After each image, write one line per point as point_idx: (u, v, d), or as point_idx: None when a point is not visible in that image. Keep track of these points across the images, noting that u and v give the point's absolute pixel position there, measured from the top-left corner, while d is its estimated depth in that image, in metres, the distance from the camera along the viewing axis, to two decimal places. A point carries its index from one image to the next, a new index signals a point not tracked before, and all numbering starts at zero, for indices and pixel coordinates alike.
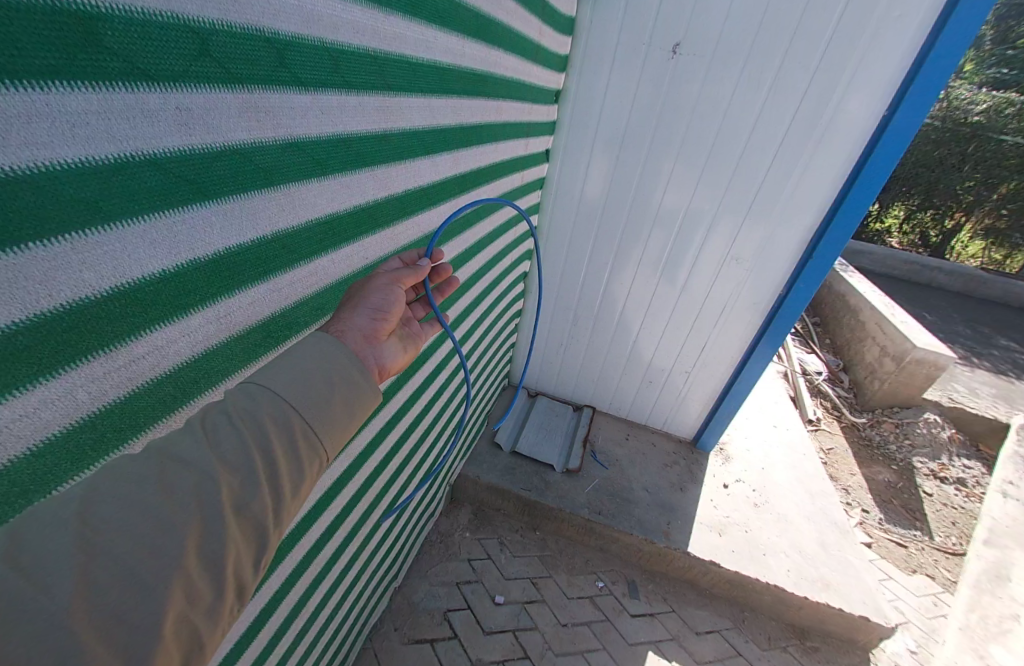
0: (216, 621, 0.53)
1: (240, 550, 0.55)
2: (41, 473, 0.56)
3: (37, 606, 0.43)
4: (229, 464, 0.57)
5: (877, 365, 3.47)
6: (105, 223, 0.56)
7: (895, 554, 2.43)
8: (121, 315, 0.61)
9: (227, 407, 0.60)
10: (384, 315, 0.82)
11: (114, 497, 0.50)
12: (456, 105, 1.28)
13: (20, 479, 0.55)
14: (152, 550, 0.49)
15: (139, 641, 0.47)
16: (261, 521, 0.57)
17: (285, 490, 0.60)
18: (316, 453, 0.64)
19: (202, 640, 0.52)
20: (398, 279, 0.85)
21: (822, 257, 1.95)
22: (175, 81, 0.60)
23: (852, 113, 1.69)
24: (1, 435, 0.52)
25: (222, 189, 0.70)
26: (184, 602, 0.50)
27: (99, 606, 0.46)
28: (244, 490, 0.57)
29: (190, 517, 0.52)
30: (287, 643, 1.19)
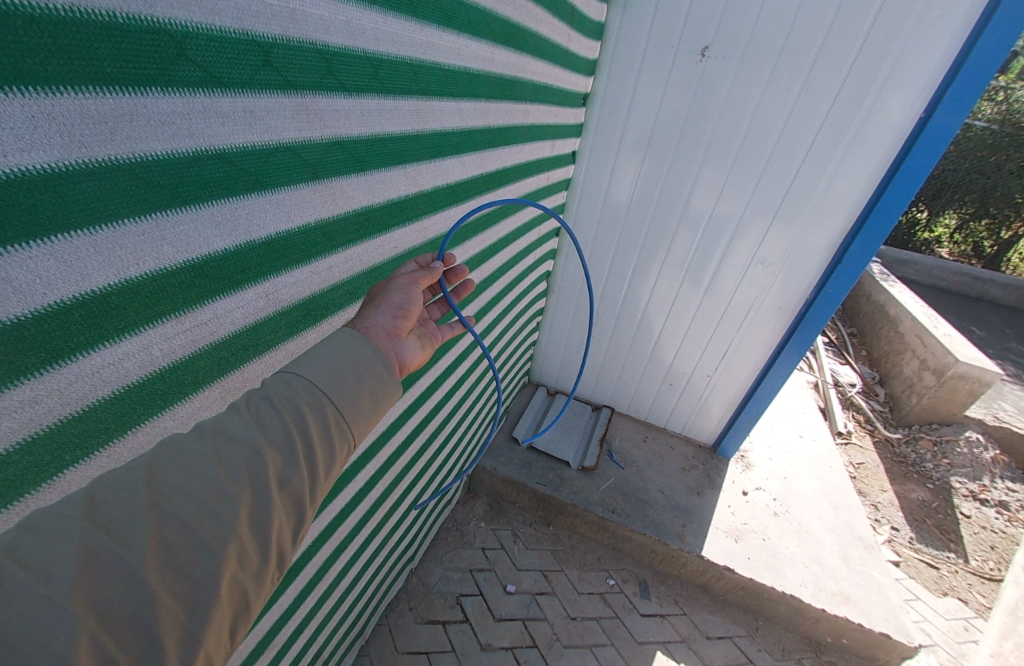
0: (262, 584, 0.58)
1: (283, 522, 0.60)
2: (122, 413, 0.68)
3: (117, 560, 0.49)
4: (273, 443, 0.62)
5: (916, 379, 3.33)
6: (181, 205, 0.66)
7: (926, 575, 2.33)
8: (191, 285, 0.71)
9: (268, 393, 0.66)
10: (404, 313, 0.89)
11: (177, 468, 0.56)
12: (485, 108, 1.35)
13: (107, 417, 0.66)
14: (210, 516, 0.54)
15: (200, 598, 0.52)
16: (300, 497, 0.62)
17: (321, 470, 0.65)
18: (346, 437, 0.68)
19: (250, 600, 0.57)
20: (416, 279, 0.93)
21: (852, 262, 1.91)
22: (243, 87, 0.69)
23: (887, 115, 1.66)
24: (90, 378, 0.62)
25: (275, 181, 0.79)
26: (237, 565, 0.55)
27: (168, 563, 0.51)
28: (286, 468, 0.62)
29: (242, 489, 0.58)
30: (310, 606, 1.29)
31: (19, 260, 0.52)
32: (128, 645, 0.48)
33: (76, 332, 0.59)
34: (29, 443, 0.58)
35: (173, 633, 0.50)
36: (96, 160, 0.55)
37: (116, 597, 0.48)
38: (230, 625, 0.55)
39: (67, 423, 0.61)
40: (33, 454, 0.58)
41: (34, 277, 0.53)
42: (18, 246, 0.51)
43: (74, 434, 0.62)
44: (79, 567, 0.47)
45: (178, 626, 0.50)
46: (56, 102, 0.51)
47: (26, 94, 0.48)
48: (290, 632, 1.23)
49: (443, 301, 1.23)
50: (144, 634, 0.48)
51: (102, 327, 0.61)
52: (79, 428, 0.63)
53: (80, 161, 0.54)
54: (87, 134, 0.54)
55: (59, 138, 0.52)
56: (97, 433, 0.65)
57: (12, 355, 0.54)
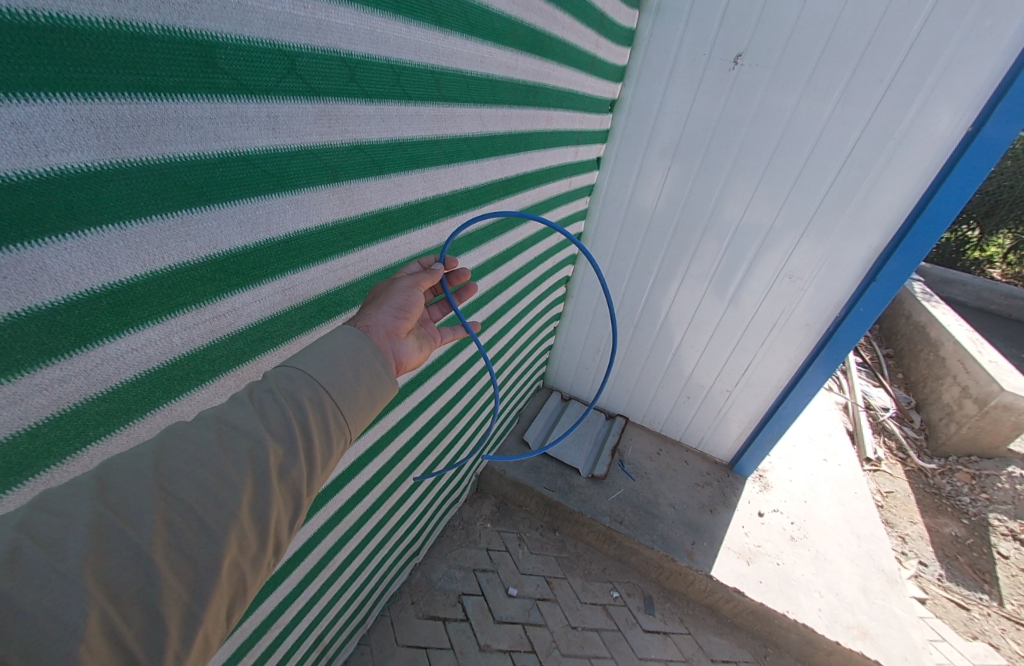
0: (259, 568, 0.61)
1: (282, 511, 0.63)
2: (143, 396, 0.72)
3: (126, 540, 0.52)
4: (275, 435, 0.64)
5: (956, 407, 3.15)
6: (205, 203, 0.70)
7: (954, 615, 2.18)
8: (211, 278, 0.75)
9: (270, 386, 0.68)
10: (405, 313, 0.91)
11: (183, 455, 0.58)
12: (506, 114, 1.36)
13: (130, 398, 0.70)
14: (214, 502, 0.57)
15: (202, 579, 0.55)
16: (298, 487, 0.65)
17: (319, 463, 0.67)
18: (343, 432, 0.71)
19: (247, 583, 0.60)
20: (417, 282, 0.97)
21: (888, 280, 1.82)
22: (268, 93, 0.72)
23: (931, 129, 1.57)
24: (114, 362, 0.66)
25: (297, 182, 0.82)
26: (237, 550, 0.58)
27: (174, 545, 0.54)
28: (286, 459, 0.64)
29: (244, 477, 0.60)
30: (313, 592, 1.33)
31: (54, 250, 0.56)
32: (134, 621, 0.50)
33: (104, 318, 0.63)
34: (56, 418, 0.62)
35: (175, 612, 0.53)
36: (127, 161, 0.59)
37: (124, 574, 0.51)
38: (228, 606, 0.58)
39: (92, 402, 0.66)
40: (60, 428, 0.63)
41: (68, 267, 0.58)
42: (53, 238, 0.55)
43: (98, 411, 0.67)
44: (90, 544, 0.50)
45: (179, 604, 0.53)
46: (94, 107, 0.54)
47: (66, 99, 0.52)
48: (293, 615, 1.28)
49: (444, 303, 1.26)
50: (148, 611, 0.51)
51: (128, 315, 0.66)
52: (104, 407, 0.67)
53: (113, 161, 0.58)
54: (121, 136, 0.57)
55: (94, 140, 0.55)
56: (119, 412, 0.69)
57: (42, 338, 0.58)
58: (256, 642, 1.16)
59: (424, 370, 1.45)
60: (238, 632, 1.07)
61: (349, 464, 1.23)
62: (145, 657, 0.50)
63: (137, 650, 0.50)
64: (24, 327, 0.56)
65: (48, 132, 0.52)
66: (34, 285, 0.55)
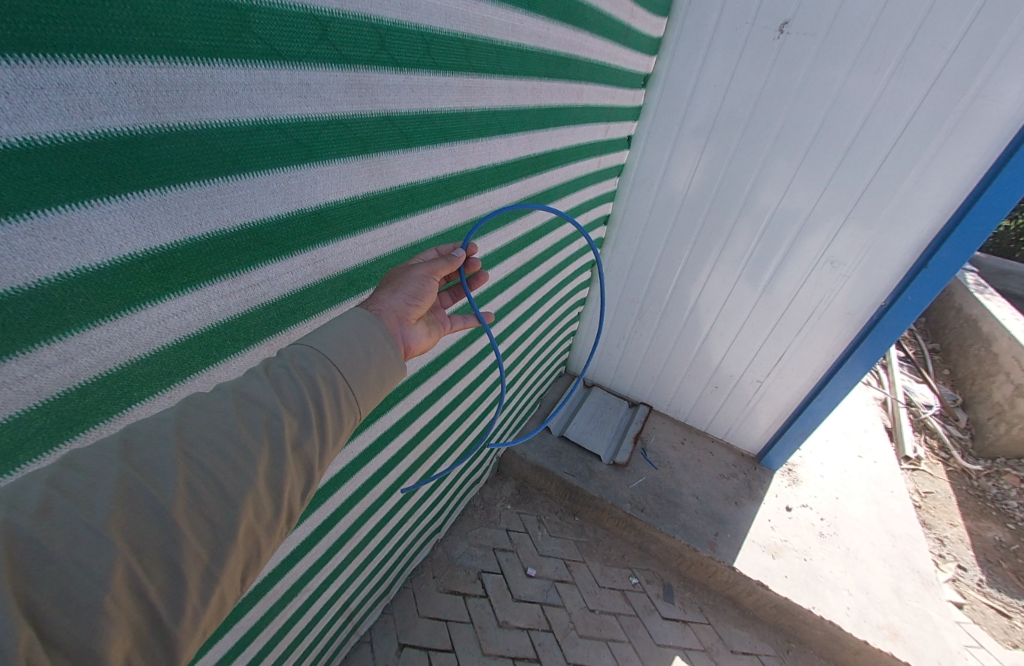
0: (273, 535, 0.63)
1: (295, 483, 0.64)
2: (185, 361, 0.74)
3: (149, 500, 0.54)
4: (290, 408, 0.66)
5: (1008, 406, 2.97)
6: (239, 171, 0.70)
7: (994, 622, 2.07)
8: (244, 247, 0.76)
9: (285, 362, 0.70)
10: (417, 301, 0.92)
11: (202, 423, 0.60)
12: (537, 87, 1.32)
13: (171, 363, 0.73)
14: (233, 469, 0.59)
15: (221, 542, 0.57)
16: (310, 460, 0.66)
17: (331, 438, 0.69)
18: (353, 409, 0.72)
19: (262, 548, 0.62)
20: (434, 270, 0.96)
21: (940, 267, 1.71)
22: (301, 60, 0.72)
23: (998, 103, 1.45)
24: (159, 326, 0.69)
25: (328, 152, 0.82)
26: (253, 516, 0.60)
27: (195, 508, 0.56)
28: (301, 432, 0.66)
29: (260, 446, 0.62)
30: (340, 560, 1.38)
31: (99, 213, 0.57)
32: (156, 578, 0.53)
33: (145, 282, 0.65)
34: (104, 377, 0.65)
35: (195, 572, 0.55)
36: (168, 125, 0.60)
37: (146, 533, 0.53)
38: (243, 569, 0.60)
39: (137, 364, 0.68)
40: (106, 388, 0.66)
41: (113, 231, 0.59)
42: (98, 200, 0.57)
43: (141, 374, 0.69)
44: (116, 501, 0.52)
45: (199, 565, 0.55)
46: (135, 70, 0.56)
47: (107, 61, 0.53)
48: (320, 581, 1.33)
49: (456, 289, 1.24)
50: (170, 568, 0.53)
51: (168, 281, 0.68)
52: (147, 369, 0.70)
53: (153, 126, 0.59)
54: (160, 101, 0.59)
55: (135, 104, 0.57)
56: (161, 376, 0.72)
57: (90, 299, 0.60)
58: (285, 604, 1.21)
59: (447, 350, 1.46)
60: (271, 592, 1.13)
61: (374, 438, 1.26)
62: (166, 613, 0.53)
63: (158, 606, 0.52)
64: (71, 287, 0.58)
65: (92, 94, 0.53)
66: (81, 246, 0.57)
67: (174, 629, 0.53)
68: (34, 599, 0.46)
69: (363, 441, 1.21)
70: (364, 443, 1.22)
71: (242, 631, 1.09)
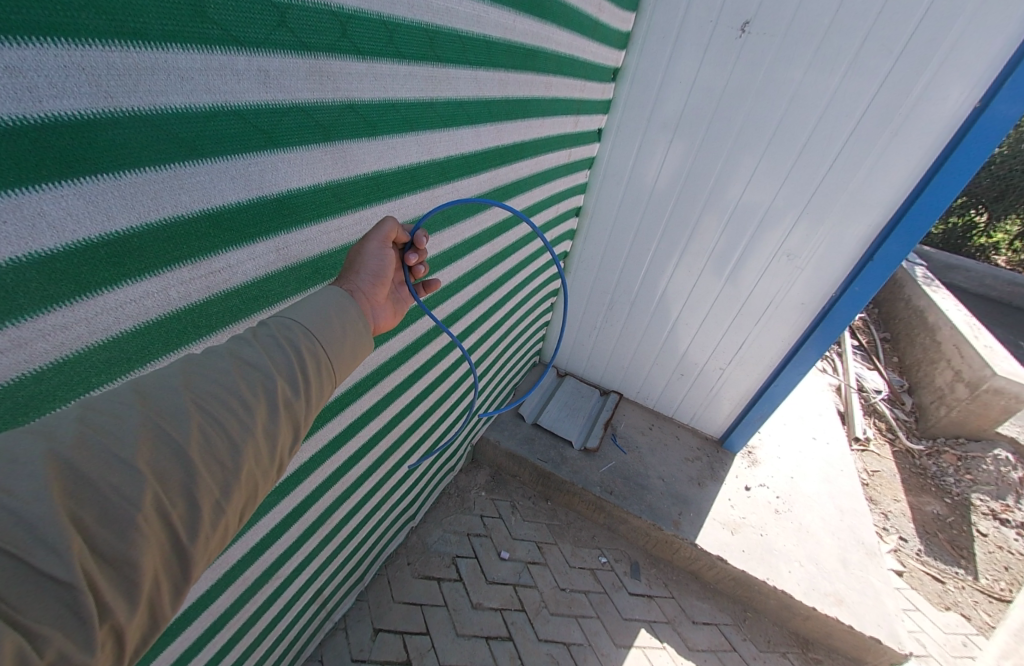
0: (267, 478, 0.65)
1: (285, 437, 0.67)
2: (142, 347, 0.74)
3: (169, 438, 0.56)
4: (281, 372, 0.68)
5: (947, 390, 3.17)
6: (196, 158, 0.70)
7: (929, 588, 2.27)
8: (205, 235, 0.76)
9: (273, 333, 0.71)
10: (380, 279, 0.94)
11: (207, 376, 0.62)
12: (503, 78, 1.34)
13: (128, 350, 0.72)
14: (236, 417, 0.61)
15: (229, 479, 0.59)
16: (296, 417, 0.68)
17: (315, 399, 0.72)
18: (331, 374, 0.74)
19: (258, 491, 0.64)
20: (385, 237, 0.94)
21: (886, 260, 1.82)
22: (258, 46, 0.73)
23: (939, 104, 1.55)
24: (116, 312, 0.68)
25: (289, 140, 0.83)
26: (253, 460, 0.62)
27: (206, 449, 0.58)
28: (290, 393, 0.68)
29: (257, 400, 0.64)
30: (313, 545, 1.39)
31: (52, 196, 0.57)
32: (178, 504, 0.55)
33: (99, 268, 0.65)
34: (59, 364, 0.65)
35: (209, 501, 0.57)
36: (120, 110, 0.60)
37: (168, 466, 0.55)
38: (242, 507, 0.62)
39: (94, 350, 0.68)
40: (62, 373, 0.66)
41: (64, 215, 0.59)
42: (50, 184, 0.57)
43: (98, 360, 0.69)
44: (141, 436, 0.54)
45: (211, 496, 0.57)
46: (85, 53, 0.55)
47: (57, 44, 0.53)
48: (292, 568, 1.34)
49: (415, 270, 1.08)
50: (189, 497, 0.55)
51: (123, 266, 0.67)
52: (103, 356, 0.70)
53: (106, 111, 0.59)
54: (112, 84, 0.58)
55: (87, 88, 0.57)
56: (118, 362, 0.72)
57: (41, 284, 0.60)
58: (257, 591, 1.22)
59: (417, 339, 1.47)
60: (241, 579, 1.14)
61: (345, 426, 1.27)
62: (185, 535, 0.55)
63: (178, 529, 0.54)
64: (23, 272, 0.58)
65: (41, 77, 0.53)
66: (31, 231, 0.57)
67: (191, 550, 0.55)
68: (78, 513, 0.49)
69: (333, 428, 1.22)
70: (335, 429, 1.23)
71: (213, 618, 1.10)
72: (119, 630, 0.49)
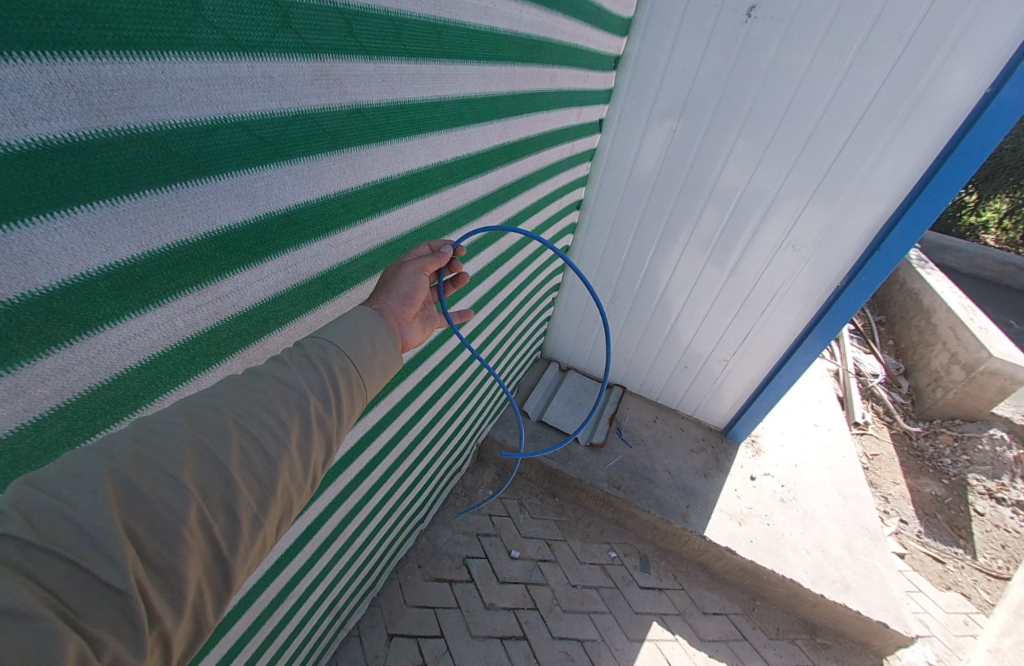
0: (302, 492, 0.64)
1: (318, 454, 0.66)
2: (152, 381, 0.70)
3: (211, 455, 0.56)
4: (315, 391, 0.67)
5: (943, 373, 3.21)
6: (201, 177, 0.65)
7: (930, 568, 2.34)
8: (212, 259, 0.71)
9: (305, 352, 0.70)
10: (411, 300, 0.91)
11: (245, 395, 0.62)
12: (510, 72, 1.28)
13: (137, 385, 0.68)
14: (272, 434, 0.61)
15: (266, 493, 0.59)
16: (329, 433, 0.67)
17: (347, 417, 0.70)
18: (362, 392, 0.73)
19: (292, 506, 0.63)
20: (424, 266, 0.94)
21: (891, 249, 1.81)
22: (261, 51, 0.67)
23: (948, 90, 1.52)
24: (120, 348, 0.63)
25: (296, 151, 0.77)
26: (287, 476, 0.61)
27: (245, 465, 0.58)
28: (323, 410, 0.67)
29: (293, 417, 0.63)
30: (326, 560, 1.36)
31: (43, 231, 0.52)
32: (218, 518, 0.55)
33: (103, 303, 0.60)
34: (61, 410, 0.60)
35: (247, 515, 0.57)
36: (115, 129, 0.55)
37: (210, 481, 0.55)
38: (277, 521, 0.61)
39: (98, 390, 0.63)
40: (67, 419, 0.61)
41: (60, 249, 0.54)
42: (42, 217, 0.51)
43: (103, 400, 0.64)
44: (187, 453, 0.55)
45: (249, 510, 0.57)
46: (73, 68, 0.50)
47: (42, 59, 0.47)
48: (305, 585, 1.31)
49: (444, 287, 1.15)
50: (228, 512, 0.55)
51: (128, 298, 0.62)
52: (110, 395, 0.65)
53: (99, 130, 0.53)
54: (105, 101, 0.53)
55: (77, 107, 0.51)
56: (125, 400, 0.67)
57: (39, 327, 0.55)
58: (271, 612, 1.19)
59: (427, 347, 1.43)
60: (256, 603, 1.10)
61: (357, 440, 1.23)
62: (226, 548, 0.55)
63: (220, 541, 0.54)
64: (19, 314, 0.53)
65: (25, 98, 0.47)
66: (25, 269, 0.52)
67: (231, 562, 0.55)
68: (131, 525, 0.49)
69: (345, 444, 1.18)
70: (348, 445, 1.19)
71: (231, 644, 1.07)
72: (166, 637, 0.50)
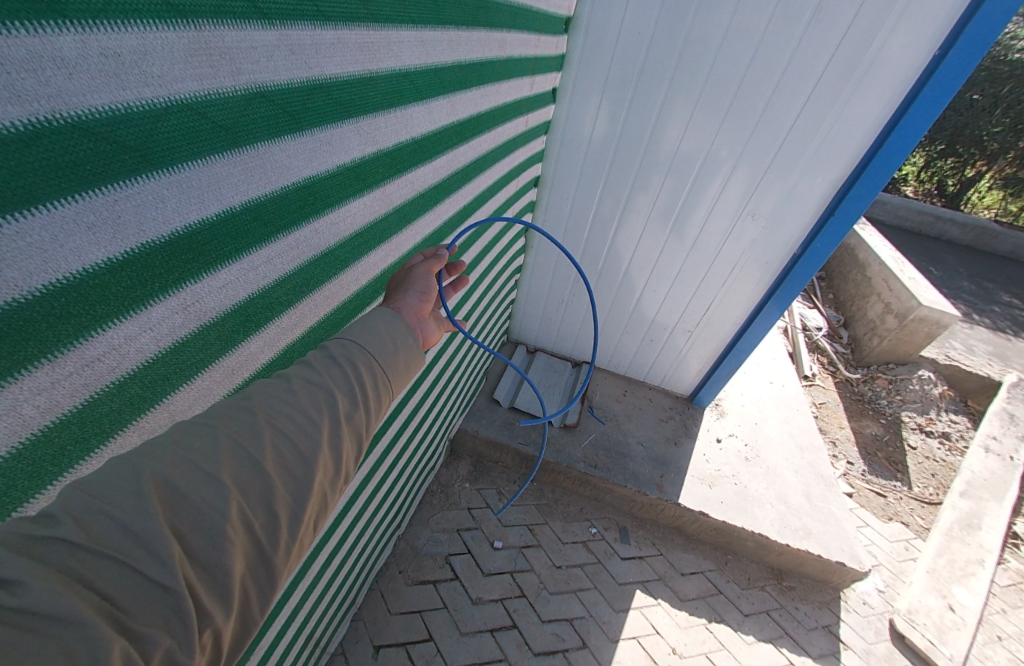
0: (336, 489, 0.62)
1: (349, 450, 0.64)
2: (34, 470, 0.53)
3: (247, 453, 0.55)
4: (342, 388, 0.65)
5: (878, 322, 3.45)
6: (23, 207, 0.45)
7: (874, 503, 2.56)
8: (74, 314, 0.52)
9: (327, 352, 0.68)
10: (427, 296, 0.88)
11: (274, 395, 0.61)
12: (454, 39, 1.14)
13: (8, 478, 0.51)
14: (304, 430, 0.59)
15: (302, 489, 0.57)
16: (360, 427, 0.65)
17: (376, 413, 0.68)
18: (388, 387, 0.71)
19: (327, 503, 0.61)
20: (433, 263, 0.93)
21: (844, 215, 1.86)
22: (95, 17, 0.47)
23: (899, 53, 1.52)
24: None
25: (175, 156, 0.58)
26: (323, 473, 0.60)
27: (280, 462, 0.56)
28: (351, 405, 0.65)
29: (323, 414, 0.62)
30: (299, 594, 1.26)
31: None
32: (258, 513, 0.53)
33: None
34: None
35: (285, 511, 0.55)
36: None
37: (249, 478, 0.54)
38: (315, 517, 0.60)
39: None
40: None
41: None
42: None
43: None
44: (224, 451, 0.54)
45: (288, 505, 0.56)
46: None
47: None
48: (279, 626, 1.20)
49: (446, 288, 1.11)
50: (268, 507, 0.54)
51: None
52: None
53: None
54: None
55: None
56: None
57: None
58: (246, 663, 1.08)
59: None
60: None
61: None
62: (268, 543, 0.54)
63: (261, 536, 0.53)
64: None
65: None
66: None
67: (274, 557, 0.54)
68: (177, 524, 0.48)
69: None
70: None
71: None
72: (218, 634, 0.48)
